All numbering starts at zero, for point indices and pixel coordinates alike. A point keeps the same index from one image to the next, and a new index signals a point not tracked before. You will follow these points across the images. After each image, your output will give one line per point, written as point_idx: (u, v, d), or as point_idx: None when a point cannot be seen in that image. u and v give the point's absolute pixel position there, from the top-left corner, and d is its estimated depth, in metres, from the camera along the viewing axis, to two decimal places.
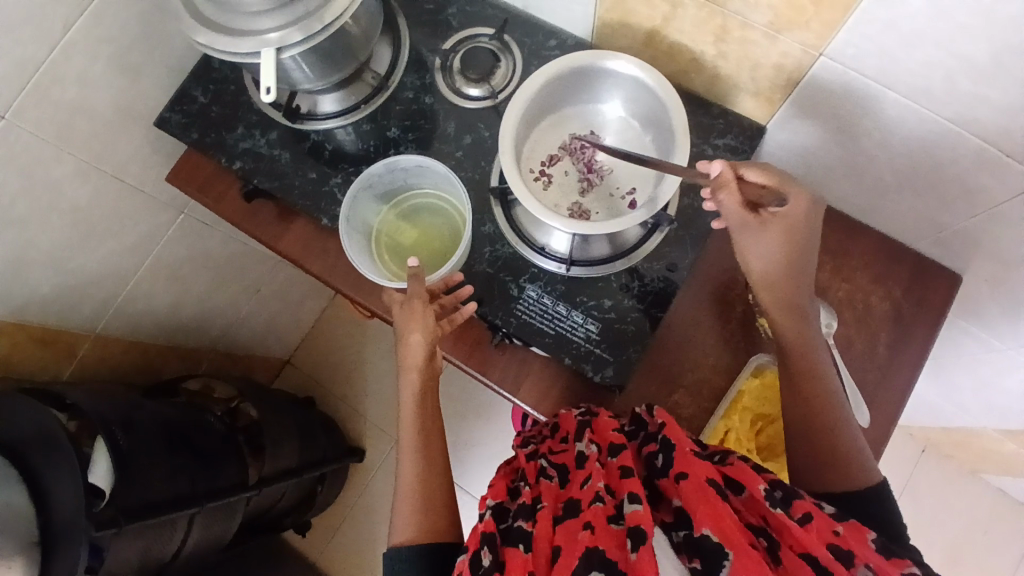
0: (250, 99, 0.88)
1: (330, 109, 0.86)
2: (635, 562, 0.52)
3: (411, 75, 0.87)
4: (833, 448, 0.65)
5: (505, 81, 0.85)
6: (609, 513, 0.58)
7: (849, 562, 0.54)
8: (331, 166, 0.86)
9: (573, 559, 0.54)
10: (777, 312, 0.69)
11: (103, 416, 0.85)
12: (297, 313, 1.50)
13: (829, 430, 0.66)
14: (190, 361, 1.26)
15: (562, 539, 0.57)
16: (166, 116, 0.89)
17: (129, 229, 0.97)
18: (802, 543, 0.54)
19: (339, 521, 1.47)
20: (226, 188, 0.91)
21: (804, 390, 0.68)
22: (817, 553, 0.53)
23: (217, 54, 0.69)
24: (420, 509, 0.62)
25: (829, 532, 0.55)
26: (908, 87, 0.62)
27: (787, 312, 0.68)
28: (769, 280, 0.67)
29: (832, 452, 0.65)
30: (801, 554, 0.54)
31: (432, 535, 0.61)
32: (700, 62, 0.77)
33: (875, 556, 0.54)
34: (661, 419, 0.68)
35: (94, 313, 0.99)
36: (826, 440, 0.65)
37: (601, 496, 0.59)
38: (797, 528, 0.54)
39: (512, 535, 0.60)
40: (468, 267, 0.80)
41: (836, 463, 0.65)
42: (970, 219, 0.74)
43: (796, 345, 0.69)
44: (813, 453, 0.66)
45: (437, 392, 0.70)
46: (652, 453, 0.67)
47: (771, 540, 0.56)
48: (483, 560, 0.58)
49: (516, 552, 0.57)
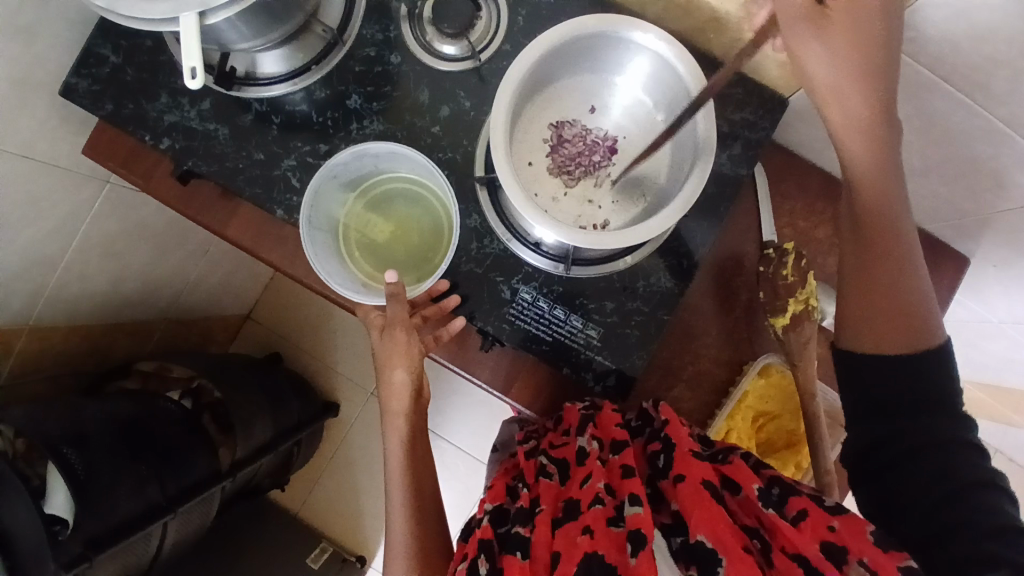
0: (171, 59, 0.71)
1: (274, 71, 0.70)
2: (634, 566, 0.52)
3: (371, 27, 0.72)
4: (896, 309, 0.53)
5: (486, 37, 0.71)
6: (609, 514, 0.58)
7: (842, 562, 0.51)
8: (282, 145, 0.72)
9: (571, 564, 0.54)
10: (849, 138, 0.51)
11: (48, 433, 0.77)
12: (252, 268, 1.37)
13: (890, 292, 0.54)
14: (139, 335, 1.15)
15: (559, 544, 0.56)
16: (71, 82, 0.71)
17: (48, 212, 0.82)
18: (793, 543, 0.53)
19: (318, 476, 1.45)
20: (155, 167, 0.76)
21: (873, 239, 0.54)
22: (808, 553, 0.52)
23: (123, 22, 0.54)
24: (412, 551, 0.57)
25: (823, 527, 0.53)
26: (967, 77, 0.54)
27: (863, 139, 0.50)
28: (842, 99, 0.49)
29: (895, 314, 0.53)
30: (793, 555, 0.53)
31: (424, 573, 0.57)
32: (723, 22, 0.64)
33: (873, 552, 0.50)
34: (665, 416, 0.69)
35: (24, 305, 0.86)
36: (886, 302, 0.54)
37: (601, 498, 0.59)
38: (790, 528, 0.54)
39: (510, 542, 0.59)
40: (453, 267, 0.71)
41: (895, 324, 0.53)
42: (995, 210, 0.68)
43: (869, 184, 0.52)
44: (865, 306, 0.55)
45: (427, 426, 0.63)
46: (654, 452, 0.68)
47: (765, 542, 0.56)
48: (481, 569, 0.57)
49: (513, 560, 0.56)
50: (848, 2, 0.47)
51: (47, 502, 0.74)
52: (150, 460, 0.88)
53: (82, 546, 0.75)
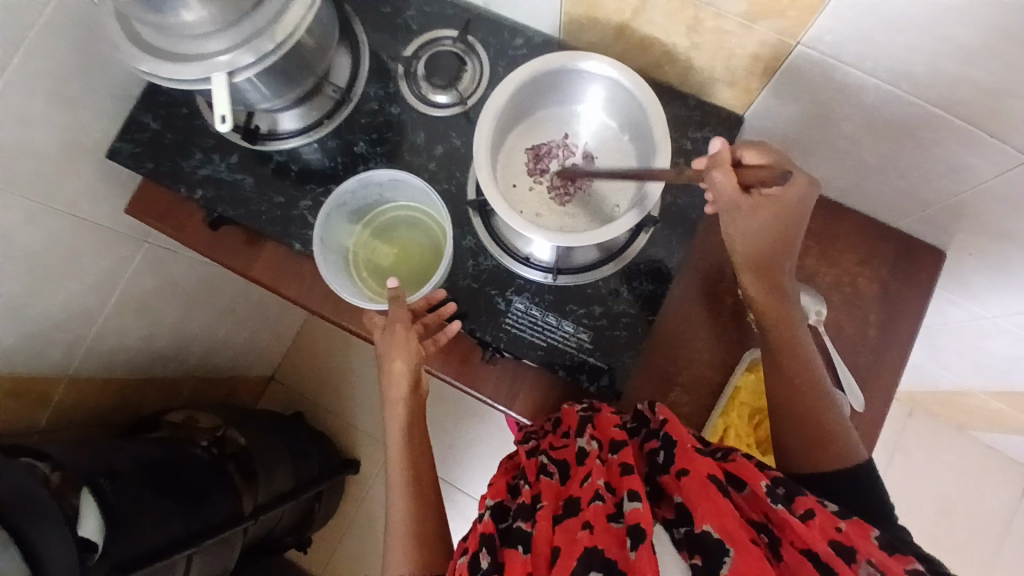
0: (204, 123, 0.84)
1: (292, 127, 0.81)
2: (635, 562, 0.52)
3: (374, 85, 0.83)
4: (821, 431, 0.66)
5: (473, 85, 0.82)
6: (609, 511, 0.58)
7: (850, 560, 0.55)
8: (299, 188, 0.82)
9: (570, 560, 0.54)
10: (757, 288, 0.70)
11: (83, 467, 0.82)
12: (275, 329, 1.45)
13: (813, 414, 0.66)
14: (168, 392, 1.22)
15: (561, 540, 0.56)
16: (117, 147, 0.84)
17: (89, 268, 0.92)
18: (803, 539, 0.55)
19: (340, 535, 1.45)
20: (188, 218, 0.87)
21: (792, 370, 0.68)
22: (817, 547, 0.55)
23: (165, 84, 0.66)
24: (410, 537, 0.61)
25: (831, 529, 0.57)
26: (889, 71, 0.60)
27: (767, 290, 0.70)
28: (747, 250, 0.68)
29: (820, 435, 0.66)
30: (801, 550, 0.55)
31: (423, 566, 0.59)
32: (673, 53, 0.74)
33: (877, 553, 0.56)
34: (662, 415, 0.70)
35: (64, 355, 0.95)
36: (811, 421, 0.66)
37: (601, 494, 0.59)
38: (799, 524, 0.56)
39: (512, 537, 0.60)
40: (451, 282, 0.78)
41: (823, 445, 0.65)
42: (954, 196, 0.72)
43: (769, 309, 0.70)
44: (798, 428, 0.67)
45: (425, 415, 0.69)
46: (653, 450, 0.67)
47: (772, 537, 0.57)
48: (482, 563, 0.58)
49: (516, 554, 0.57)
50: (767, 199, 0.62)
51: (79, 526, 0.79)
52: (177, 501, 0.92)
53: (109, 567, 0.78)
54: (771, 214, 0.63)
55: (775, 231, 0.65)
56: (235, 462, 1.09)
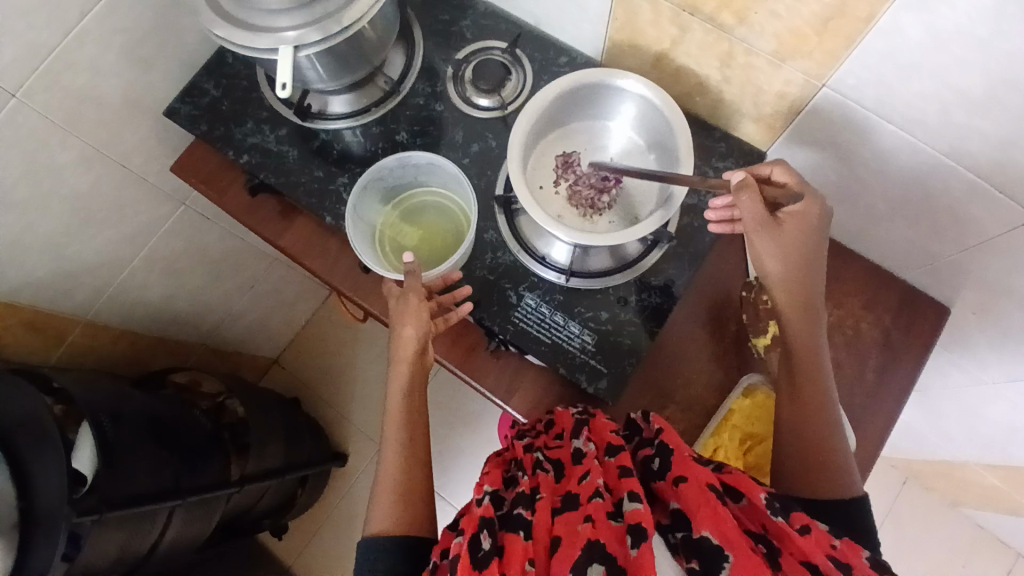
0: (261, 96, 0.90)
1: (340, 110, 0.87)
2: (636, 559, 0.50)
3: (422, 82, 0.89)
4: (823, 458, 0.66)
5: (515, 94, 0.87)
6: (609, 508, 0.55)
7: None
8: (338, 166, 0.87)
9: (575, 551, 0.52)
10: (794, 319, 0.69)
11: (91, 404, 0.85)
12: (287, 313, 1.49)
13: (817, 440, 0.67)
14: (178, 355, 1.25)
15: (561, 530, 0.54)
16: (176, 107, 0.90)
17: (127, 219, 0.97)
18: (802, 550, 0.52)
19: (317, 527, 1.45)
20: (230, 183, 0.91)
21: (806, 396, 0.68)
22: (818, 561, 0.52)
23: (234, 49, 0.71)
24: (397, 495, 0.63)
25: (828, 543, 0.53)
26: (904, 118, 0.64)
27: (801, 324, 0.69)
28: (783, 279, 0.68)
29: (821, 462, 0.66)
30: (801, 561, 0.52)
31: (408, 523, 0.62)
32: (705, 86, 0.79)
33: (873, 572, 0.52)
34: (657, 424, 0.64)
35: (87, 299, 0.98)
36: (813, 447, 0.67)
37: (601, 491, 0.56)
38: (798, 536, 0.52)
39: (511, 522, 0.57)
40: (469, 270, 0.81)
41: (821, 471, 0.66)
42: (960, 250, 0.75)
43: (799, 333, 0.69)
44: (799, 451, 0.67)
45: (426, 381, 0.71)
46: (648, 457, 0.63)
47: (771, 547, 0.53)
48: (482, 544, 0.55)
49: (517, 538, 0.54)
50: (793, 220, 0.67)
51: (75, 455, 0.82)
52: (172, 453, 0.94)
53: (96, 501, 0.79)
54: (799, 236, 0.67)
55: (797, 253, 0.67)
56: (231, 431, 1.11)
